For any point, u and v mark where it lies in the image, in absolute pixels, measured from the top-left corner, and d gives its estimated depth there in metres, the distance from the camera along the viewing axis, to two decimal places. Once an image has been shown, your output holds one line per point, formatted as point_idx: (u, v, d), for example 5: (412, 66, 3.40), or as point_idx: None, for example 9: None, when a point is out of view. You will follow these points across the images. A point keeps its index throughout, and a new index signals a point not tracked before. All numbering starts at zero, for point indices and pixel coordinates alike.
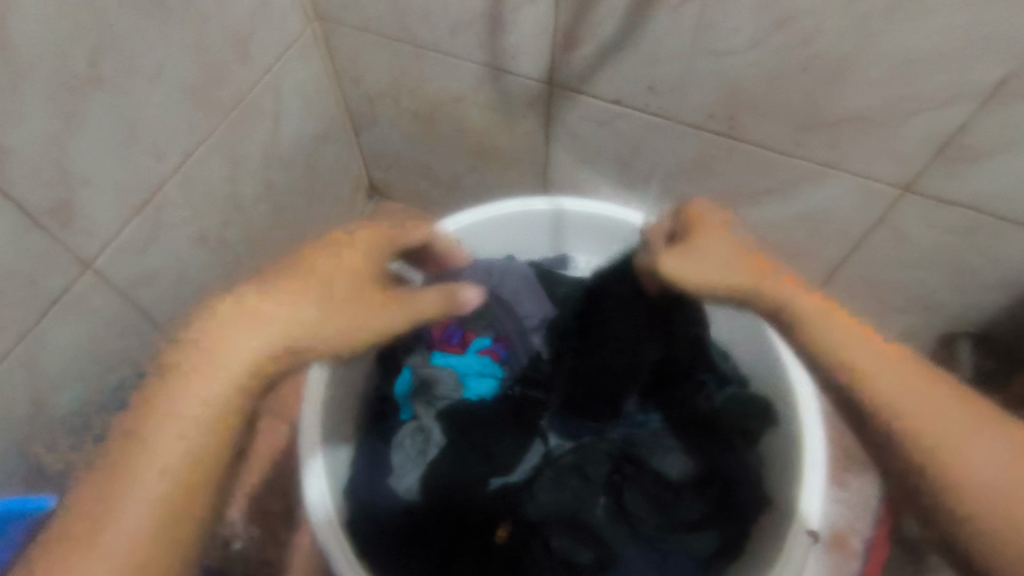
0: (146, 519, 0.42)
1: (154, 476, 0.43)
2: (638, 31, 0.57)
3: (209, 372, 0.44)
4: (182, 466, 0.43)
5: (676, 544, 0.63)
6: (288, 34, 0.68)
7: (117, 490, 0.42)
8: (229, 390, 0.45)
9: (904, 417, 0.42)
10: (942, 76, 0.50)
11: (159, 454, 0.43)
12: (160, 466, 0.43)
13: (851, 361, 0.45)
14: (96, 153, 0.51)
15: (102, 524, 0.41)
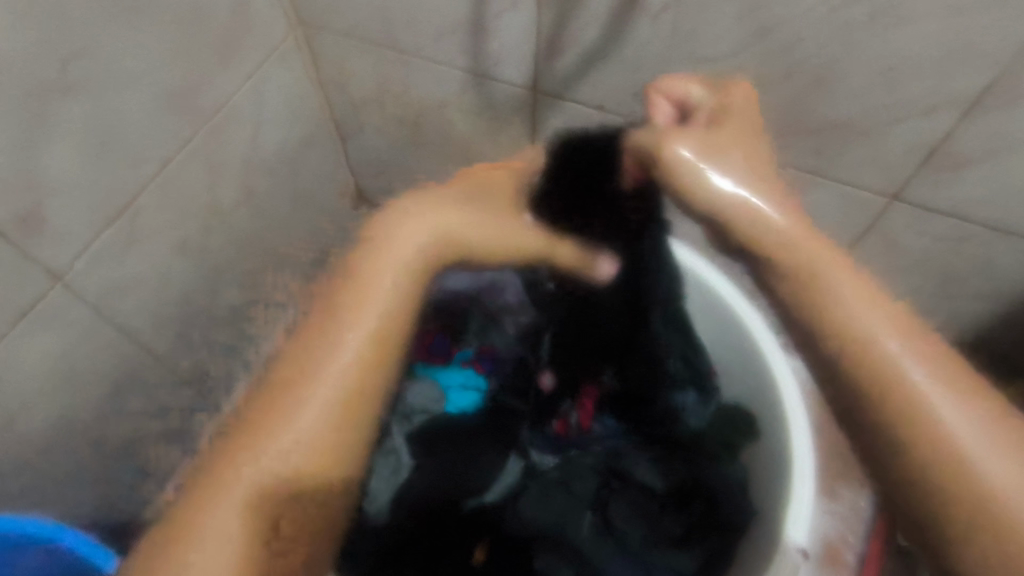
0: (326, 420, 0.51)
1: (331, 391, 0.51)
2: (620, 38, 0.56)
3: (370, 300, 0.52)
4: (355, 382, 0.52)
5: (661, 560, 0.62)
6: (270, 39, 0.68)
7: (286, 409, 0.50)
8: (389, 318, 0.53)
9: (920, 403, 0.41)
10: (926, 84, 0.49)
11: (336, 368, 0.51)
12: (343, 372, 0.52)
13: (872, 342, 0.43)
14: (68, 161, 0.51)
15: (289, 425, 0.50)
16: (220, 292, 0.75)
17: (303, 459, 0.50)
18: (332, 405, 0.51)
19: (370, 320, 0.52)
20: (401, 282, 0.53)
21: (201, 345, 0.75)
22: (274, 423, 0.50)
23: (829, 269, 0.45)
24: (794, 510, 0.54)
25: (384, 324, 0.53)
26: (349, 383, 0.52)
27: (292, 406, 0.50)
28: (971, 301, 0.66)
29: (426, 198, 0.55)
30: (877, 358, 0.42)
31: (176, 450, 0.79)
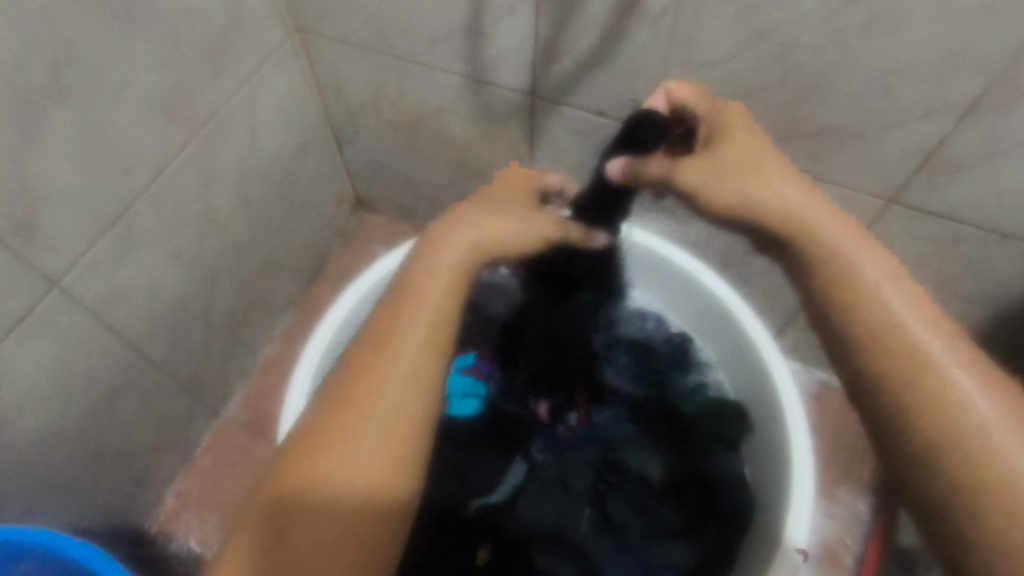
0: (390, 439, 0.46)
1: (390, 405, 0.47)
2: (617, 43, 0.56)
3: (421, 314, 0.50)
4: (413, 398, 0.48)
5: (661, 552, 0.60)
6: (265, 45, 0.67)
7: (346, 429, 0.46)
8: (437, 332, 0.50)
9: (927, 393, 0.42)
10: (919, 89, 0.50)
11: (391, 383, 0.48)
12: (401, 388, 0.48)
13: (889, 328, 0.43)
14: (62, 169, 0.50)
15: (351, 445, 0.46)
16: (216, 298, 0.74)
17: (363, 494, 0.45)
18: (396, 423, 0.47)
19: (421, 334, 0.50)
20: (448, 293, 0.51)
21: (197, 352, 0.75)
22: (334, 446, 0.46)
23: (848, 245, 0.44)
24: (794, 515, 0.54)
25: (436, 338, 0.50)
26: (408, 400, 0.48)
27: (347, 426, 0.46)
28: (965, 301, 0.67)
29: (461, 216, 0.54)
30: (896, 342, 0.43)
31: (171, 458, 0.79)
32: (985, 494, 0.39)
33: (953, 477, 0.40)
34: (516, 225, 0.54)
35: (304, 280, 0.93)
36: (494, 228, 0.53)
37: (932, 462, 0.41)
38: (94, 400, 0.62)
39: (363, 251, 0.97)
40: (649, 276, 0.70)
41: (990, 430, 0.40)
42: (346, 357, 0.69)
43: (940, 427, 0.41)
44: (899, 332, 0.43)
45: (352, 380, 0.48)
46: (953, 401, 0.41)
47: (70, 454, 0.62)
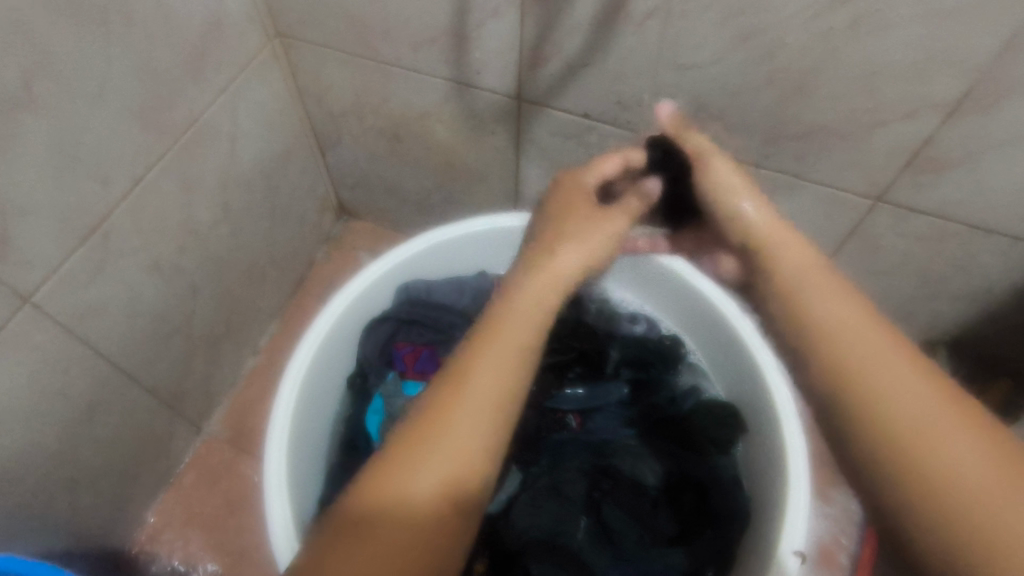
0: (458, 469, 0.40)
1: (471, 433, 0.41)
2: (604, 46, 0.56)
3: (507, 339, 0.44)
4: (491, 426, 0.41)
5: (657, 560, 0.59)
6: (244, 50, 0.66)
7: (416, 455, 0.39)
8: (519, 361, 0.44)
9: (880, 410, 0.37)
10: (904, 89, 0.50)
11: (469, 410, 0.41)
12: (477, 418, 0.41)
13: (836, 339, 0.40)
14: (35, 180, 0.48)
15: (424, 476, 0.39)
16: (197, 310, 0.72)
17: (421, 519, 0.38)
18: (471, 457, 0.40)
19: (505, 360, 0.43)
20: (536, 328, 0.46)
21: (178, 366, 0.73)
22: (403, 473, 0.39)
23: (805, 274, 0.44)
24: (789, 520, 0.53)
25: (515, 366, 0.44)
26: (485, 429, 0.41)
27: (425, 450, 0.40)
28: (951, 297, 0.67)
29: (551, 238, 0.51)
30: (848, 365, 0.39)
31: (152, 476, 0.76)
32: (957, 517, 0.33)
33: (915, 500, 0.35)
34: (585, 252, 0.50)
35: (286, 290, 0.91)
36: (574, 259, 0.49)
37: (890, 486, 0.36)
38: (72, 417, 0.60)
39: (347, 258, 0.96)
40: (639, 278, 0.70)
41: (953, 446, 0.35)
42: (332, 366, 0.67)
43: (899, 444, 0.36)
44: (851, 346, 0.40)
45: (432, 402, 0.42)
46: (910, 415, 0.37)
47: (45, 477, 0.60)
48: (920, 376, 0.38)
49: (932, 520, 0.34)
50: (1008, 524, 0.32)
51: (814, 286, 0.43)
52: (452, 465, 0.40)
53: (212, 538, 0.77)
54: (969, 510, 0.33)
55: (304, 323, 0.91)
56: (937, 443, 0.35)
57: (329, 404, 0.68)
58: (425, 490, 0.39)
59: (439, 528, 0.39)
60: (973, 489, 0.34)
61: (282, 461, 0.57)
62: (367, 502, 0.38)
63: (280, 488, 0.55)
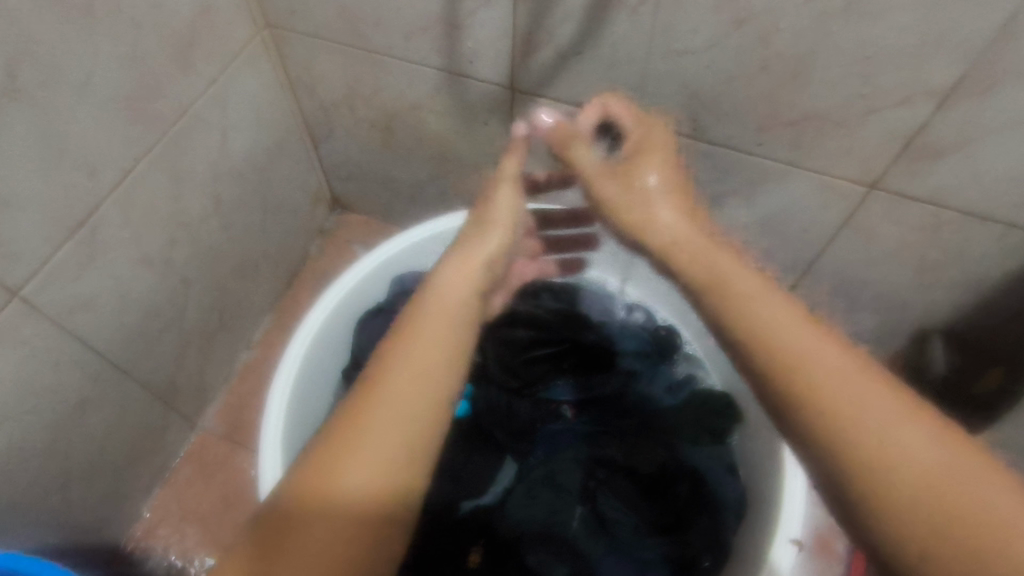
0: (398, 452, 0.40)
1: (400, 425, 0.41)
2: (597, 34, 0.55)
3: (436, 329, 0.47)
4: (426, 409, 0.43)
5: (651, 548, 0.59)
6: (233, 41, 0.65)
7: (348, 445, 0.40)
8: (442, 360, 0.45)
9: (853, 426, 0.36)
10: (899, 75, 0.49)
11: (395, 403, 0.42)
12: (403, 412, 0.42)
13: (773, 346, 0.39)
14: (20, 170, 0.48)
15: (357, 466, 0.39)
16: (189, 304, 0.72)
17: (361, 503, 0.39)
18: (404, 448, 0.41)
19: (433, 348, 0.45)
20: (454, 330, 0.47)
21: (171, 360, 0.72)
22: (334, 462, 0.39)
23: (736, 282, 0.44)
24: (786, 509, 0.54)
25: (448, 353, 0.46)
26: (413, 422, 0.42)
27: (358, 440, 0.40)
28: (948, 286, 0.67)
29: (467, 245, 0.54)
30: (815, 391, 0.37)
31: (146, 471, 0.76)
32: (937, 510, 0.32)
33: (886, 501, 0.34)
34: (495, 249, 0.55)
35: (280, 283, 0.90)
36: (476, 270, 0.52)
37: (881, 504, 0.34)
38: (62, 412, 0.60)
39: (341, 251, 0.95)
40: (641, 268, 0.70)
41: (912, 446, 0.34)
42: (327, 357, 0.67)
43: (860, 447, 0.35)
44: (823, 369, 0.38)
45: (363, 395, 0.42)
46: (865, 411, 0.36)
47: (35, 472, 0.59)
48: (871, 378, 0.38)
49: (921, 530, 0.32)
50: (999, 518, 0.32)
51: (749, 296, 0.43)
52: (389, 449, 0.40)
53: (207, 533, 0.77)
54: (938, 497, 0.33)
55: (298, 316, 0.90)
56: (903, 452, 0.34)
57: (325, 396, 0.68)
58: (364, 475, 0.39)
59: (379, 511, 0.39)
60: (958, 486, 0.33)
61: (277, 452, 0.57)
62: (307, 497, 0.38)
63: (274, 479, 0.55)
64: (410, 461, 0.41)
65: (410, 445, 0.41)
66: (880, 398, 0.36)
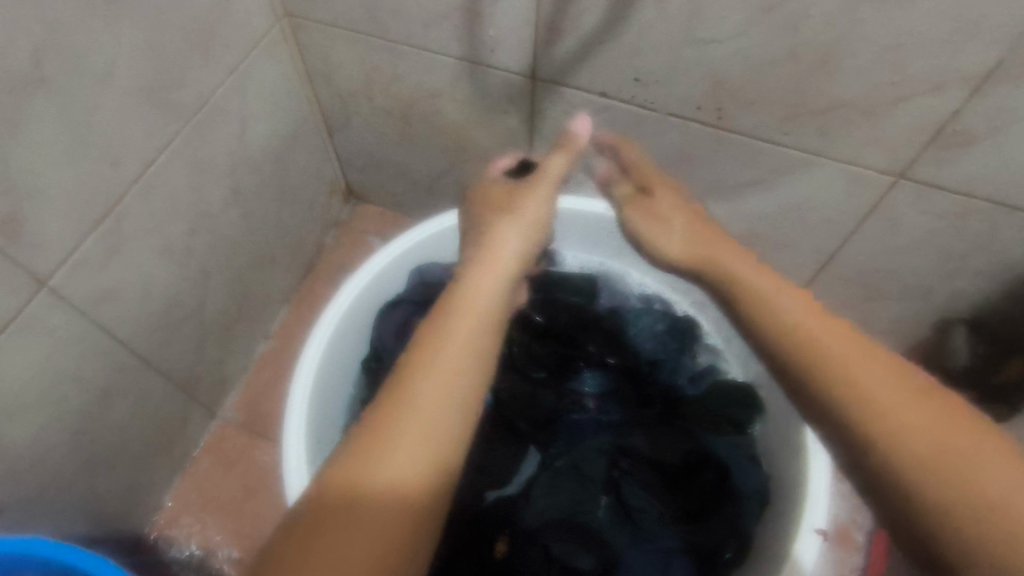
0: (431, 450, 0.41)
1: (428, 422, 0.41)
2: (621, 21, 0.55)
3: (466, 321, 0.46)
4: (456, 406, 0.43)
5: (675, 536, 0.59)
6: (253, 30, 0.65)
7: (382, 441, 0.40)
8: (476, 356, 0.45)
9: (867, 411, 0.38)
10: (932, 62, 0.49)
11: (428, 400, 0.42)
12: (437, 408, 0.42)
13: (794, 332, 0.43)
14: (46, 160, 0.47)
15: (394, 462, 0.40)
16: (210, 294, 0.72)
17: (395, 502, 0.39)
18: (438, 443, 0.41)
19: (463, 342, 0.45)
20: (485, 323, 0.47)
21: (192, 351, 0.72)
22: (364, 462, 0.39)
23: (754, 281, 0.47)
24: (811, 499, 0.54)
25: (478, 346, 0.46)
26: (442, 418, 0.42)
27: (387, 437, 0.40)
28: (973, 276, 0.67)
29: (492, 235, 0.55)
30: (831, 376, 0.40)
31: (168, 461, 0.76)
32: (946, 480, 0.35)
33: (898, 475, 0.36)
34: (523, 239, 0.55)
35: (297, 273, 0.90)
36: (503, 267, 0.52)
37: (894, 482, 0.37)
38: (88, 403, 0.60)
39: (356, 242, 0.95)
40: None
41: (919, 425, 0.37)
42: (348, 348, 0.67)
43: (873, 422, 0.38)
44: (839, 356, 0.41)
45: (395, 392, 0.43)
46: (875, 390, 0.39)
47: (61, 463, 0.59)
48: (884, 363, 0.40)
49: (925, 505, 0.35)
50: (988, 487, 0.35)
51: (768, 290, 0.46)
52: (421, 447, 0.40)
53: (229, 522, 0.77)
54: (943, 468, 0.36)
55: (315, 307, 0.90)
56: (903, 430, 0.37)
57: (346, 386, 0.68)
58: (397, 473, 0.39)
59: (413, 508, 0.39)
60: (960, 460, 0.36)
61: (302, 442, 0.57)
62: (340, 496, 0.39)
63: (298, 471, 0.55)
64: (442, 458, 0.41)
65: (440, 443, 0.41)
66: (892, 381, 0.39)
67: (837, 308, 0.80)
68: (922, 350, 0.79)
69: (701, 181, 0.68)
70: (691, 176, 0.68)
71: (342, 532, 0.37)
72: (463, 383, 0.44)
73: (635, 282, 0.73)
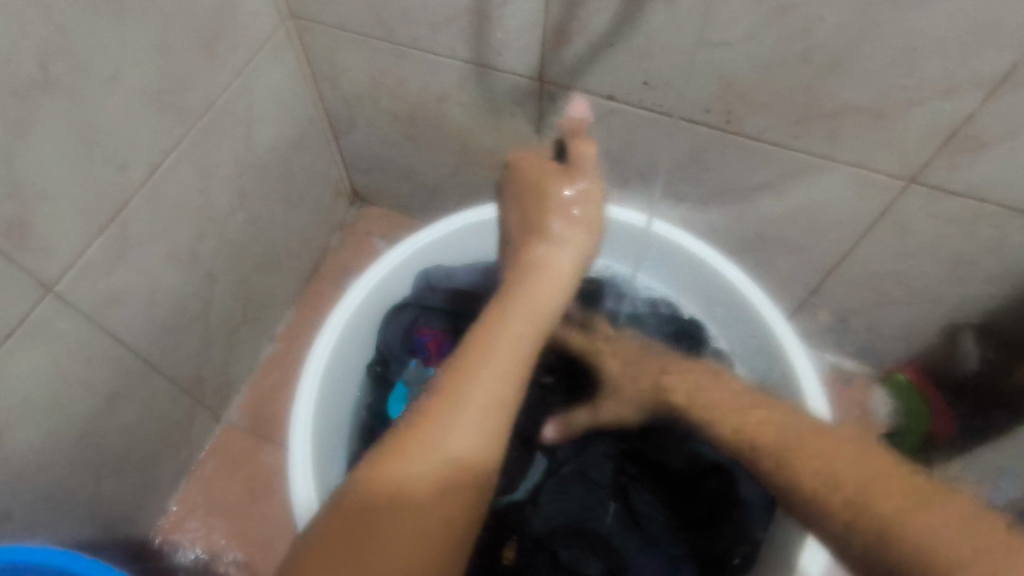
0: (477, 454, 0.43)
1: (478, 425, 0.43)
2: (631, 24, 0.54)
3: (515, 334, 0.49)
4: (502, 417, 0.45)
5: (682, 542, 0.59)
6: (259, 33, 0.64)
7: (430, 440, 0.42)
8: (520, 370, 0.48)
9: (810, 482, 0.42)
10: (946, 65, 0.48)
11: (475, 409, 0.44)
12: (480, 421, 0.44)
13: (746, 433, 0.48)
14: (52, 163, 0.47)
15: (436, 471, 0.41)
16: (216, 298, 0.72)
17: (433, 498, 0.41)
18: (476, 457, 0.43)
19: (513, 355, 0.48)
20: (525, 345, 0.49)
21: (198, 354, 0.72)
22: (412, 455, 0.41)
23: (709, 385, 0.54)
24: None
25: (524, 362, 0.48)
26: (490, 424, 0.44)
27: (438, 434, 0.42)
28: (983, 281, 0.66)
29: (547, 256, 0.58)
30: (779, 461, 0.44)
31: (174, 465, 0.76)
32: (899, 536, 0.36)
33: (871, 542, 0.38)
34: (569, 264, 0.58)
35: (302, 276, 0.90)
36: (554, 291, 0.55)
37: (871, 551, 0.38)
38: (94, 408, 0.59)
39: (362, 244, 0.95)
40: (664, 265, 0.69)
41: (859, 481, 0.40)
42: (355, 351, 0.66)
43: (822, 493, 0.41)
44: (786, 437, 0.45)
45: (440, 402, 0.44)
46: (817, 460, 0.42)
47: (68, 467, 0.59)
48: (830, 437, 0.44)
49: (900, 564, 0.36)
50: (949, 545, 0.34)
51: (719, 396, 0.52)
52: (470, 453, 0.43)
53: (235, 525, 0.77)
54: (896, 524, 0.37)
55: (321, 310, 0.90)
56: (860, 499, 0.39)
57: (352, 391, 0.67)
58: (438, 473, 0.41)
59: (451, 513, 0.41)
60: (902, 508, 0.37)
61: (307, 445, 0.57)
62: (385, 487, 0.40)
63: (305, 477, 0.55)
64: (484, 468, 0.43)
65: (484, 454, 0.43)
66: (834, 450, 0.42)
67: (846, 312, 0.79)
68: (931, 355, 0.79)
69: (709, 185, 0.68)
70: (699, 179, 0.68)
71: (382, 526, 0.39)
72: (510, 397, 0.46)
73: (642, 284, 0.72)
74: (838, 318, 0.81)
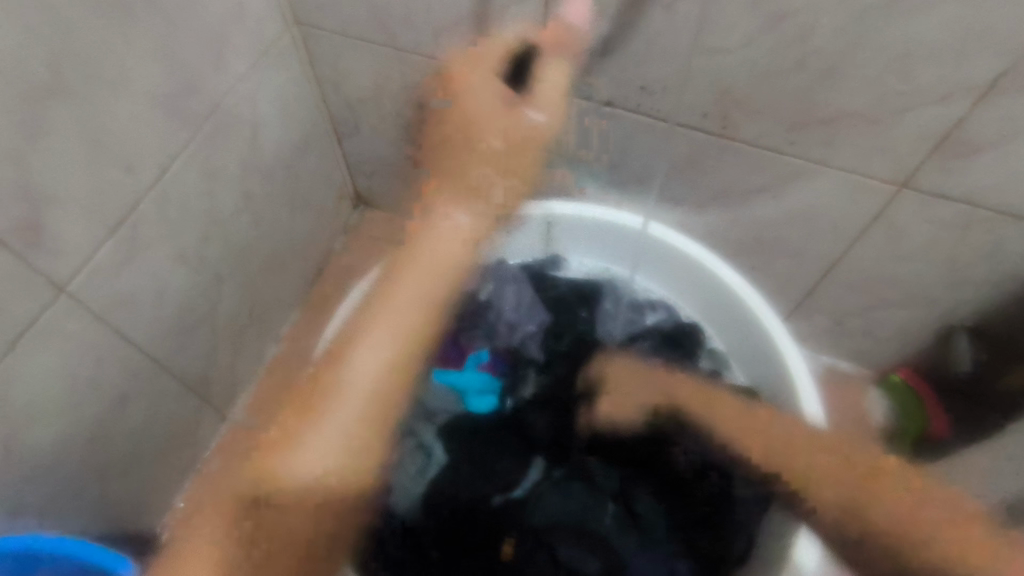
0: (342, 444, 0.58)
1: (346, 410, 0.59)
2: (628, 31, 0.56)
3: (404, 306, 0.64)
4: (386, 382, 0.62)
5: (681, 542, 0.60)
6: (265, 39, 0.66)
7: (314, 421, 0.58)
8: (412, 340, 0.64)
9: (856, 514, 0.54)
10: (936, 72, 0.49)
11: (351, 392, 0.60)
12: (357, 399, 0.60)
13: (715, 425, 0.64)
14: (63, 166, 0.48)
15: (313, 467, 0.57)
16: (222, 299, 0.73)
17: (314, 486, 0.56)
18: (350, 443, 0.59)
19: (393, 333, 0.63)
20: (414, 315, 0.64)
21: (204, 354, 0.73)
22: (322, 448, 0.57)
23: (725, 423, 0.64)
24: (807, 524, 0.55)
25: (411, 339, 0.64)
26: (358, 408, 0.60)
27: (323, 414, 0.59)
28: (976, 284, 0.67)
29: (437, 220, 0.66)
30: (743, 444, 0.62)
31: (179, 463, 0.77)
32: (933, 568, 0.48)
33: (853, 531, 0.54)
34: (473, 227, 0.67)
35: (307, 278, 0.91)
36: (446, 271, 0.66)
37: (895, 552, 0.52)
38: (102, 406, 0.61)
39: (365, 247, 0.96)
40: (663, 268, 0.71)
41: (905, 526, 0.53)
42: None
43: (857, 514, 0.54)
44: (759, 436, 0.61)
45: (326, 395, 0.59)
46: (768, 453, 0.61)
47: (77, 465, 0.61)
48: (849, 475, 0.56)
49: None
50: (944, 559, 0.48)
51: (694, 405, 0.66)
52: (336, 439, 0.58)
53: None
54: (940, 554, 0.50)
55: (325, 312, 0.91)
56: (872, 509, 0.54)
57: (355, 390, 0.69)
58: (330, 445, 0.58)
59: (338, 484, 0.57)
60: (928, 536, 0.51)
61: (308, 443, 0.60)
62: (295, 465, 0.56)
63: (315, 465, 0.58)
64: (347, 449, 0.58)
65: (346, 441, 0.58)
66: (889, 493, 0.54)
67: (842, 315, 0.80)
68: (927, 357, 0.80)
69: (707, 189, 0.69)
70: (697, 183, 0.69)
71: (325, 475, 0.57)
72: (377, 373, 0.61)
73: (640, 286, 0.74)
74: (835, 321, 0.82)
